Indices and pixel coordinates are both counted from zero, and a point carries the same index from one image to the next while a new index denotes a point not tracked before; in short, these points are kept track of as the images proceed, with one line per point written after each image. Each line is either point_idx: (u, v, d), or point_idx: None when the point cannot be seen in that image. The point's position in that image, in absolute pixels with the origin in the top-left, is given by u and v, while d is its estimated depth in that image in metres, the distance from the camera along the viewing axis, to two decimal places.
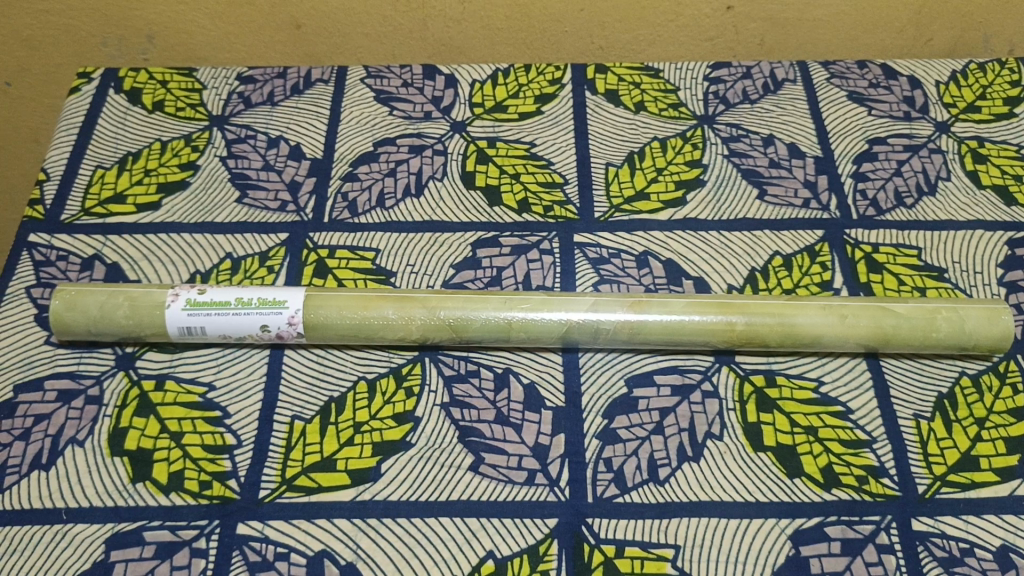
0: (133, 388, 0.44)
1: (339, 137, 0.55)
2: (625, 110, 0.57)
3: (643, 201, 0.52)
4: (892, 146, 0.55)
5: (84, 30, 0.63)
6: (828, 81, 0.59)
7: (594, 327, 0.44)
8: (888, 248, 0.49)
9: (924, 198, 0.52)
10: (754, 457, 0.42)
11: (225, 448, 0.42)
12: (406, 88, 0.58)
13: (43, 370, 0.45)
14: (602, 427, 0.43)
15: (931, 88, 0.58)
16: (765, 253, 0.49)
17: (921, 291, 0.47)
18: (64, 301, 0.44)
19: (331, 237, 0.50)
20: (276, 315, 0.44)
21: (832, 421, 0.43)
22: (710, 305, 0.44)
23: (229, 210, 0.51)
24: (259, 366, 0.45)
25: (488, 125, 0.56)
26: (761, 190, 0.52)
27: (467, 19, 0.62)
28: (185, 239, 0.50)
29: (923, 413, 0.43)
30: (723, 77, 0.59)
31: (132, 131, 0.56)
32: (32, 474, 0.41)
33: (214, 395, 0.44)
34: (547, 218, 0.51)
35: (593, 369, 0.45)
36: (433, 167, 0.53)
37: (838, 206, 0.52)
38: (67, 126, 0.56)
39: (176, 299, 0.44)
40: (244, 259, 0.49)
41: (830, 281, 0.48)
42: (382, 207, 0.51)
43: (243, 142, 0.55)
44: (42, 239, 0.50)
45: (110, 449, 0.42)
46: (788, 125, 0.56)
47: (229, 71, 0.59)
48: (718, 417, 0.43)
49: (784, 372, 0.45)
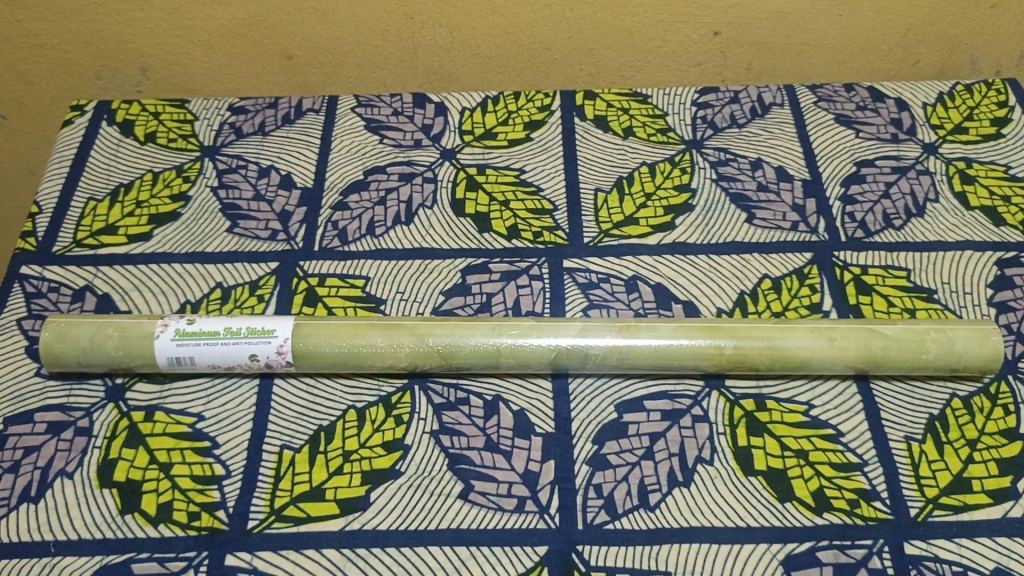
0: (123, 419, 0.44)
1: (330, 166, 0.55)
2: (614, 136, 0.57)
3: (631, 226, 0.52)
4: (880, 168, 0.55)
5: (79, 64, 0.64)
6: (815, 104, 0.59)
7: (583, 352, 0.44)
8: (877, 270, 0.49)
9: (913, 220, 0.52)
10: (744, 481, 0.42)
11: (214, 478, 0.42)
12: (396, 117, 0.59)
13: (34, 403, 0.45)
14: (592, 453, 0.43)
15: (918, 110, 0.59)
16: (754, 276, 0.49)
17: (910, 313, 0.47)
18: (54, 333, 0.44)
19: (322, 265, 0.50)
20: (265, 344, 0.44)
21: (823, 444, 0.43)
22: (698, 329, 0.44)
23: (220, 240, 0.51)
24: (248, 396, 0.45)
25: (478, 152, 0.56)
26: (749, 214, 0.52)
27: (458, 48, 0.63)
28: (177, 269, 0.50)
29: (914, 436, 0.43)
30: (711, 102, 0.59)
31: (125, 163, 0.56)
32: (21, 506, 0.41)
33: (204, 425, 0.44)
34: (537, 244, 0.51)
35: (583, 395, 0.45)
36: (423, 195, 0.54)
37: (826, 228, 0.52)
38: (60, 158, 0.56)
39: (166, 330, 0.44)
40: (234, 289, 0.49)
41: (819, 304, 0.48)
42: (372, 235, 0.51)
43: (234, 172, 0.55)
44: (34, 271, 0.50)
45: (99, 480, 0.42)
46: (777, 149, 0.56)
47: (221, 102, 0.60)
48: (708, 441, 0.43)
49: (774, 396, 0.45)
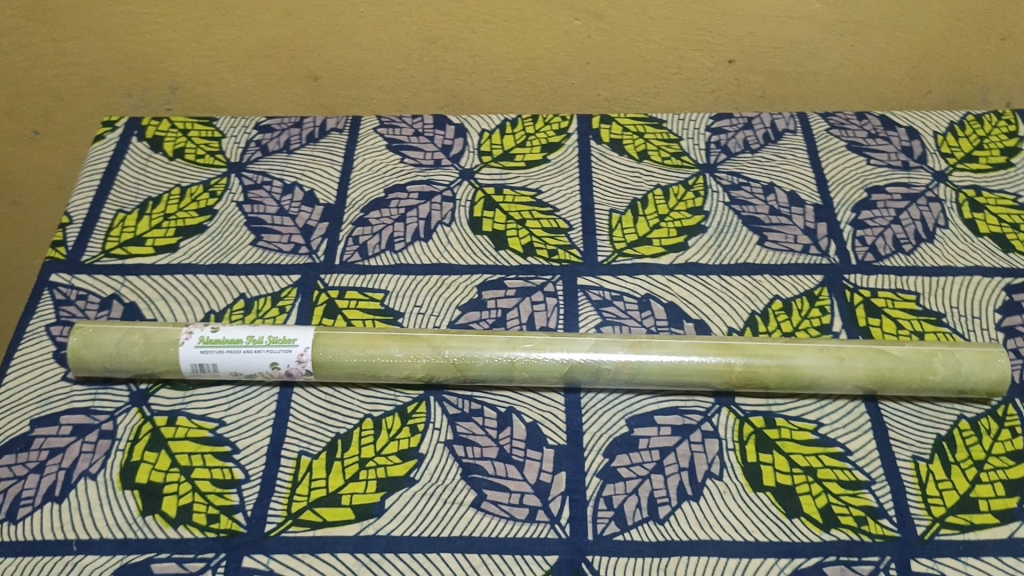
0: (146, 423, 0.45)
1: (352, 183, 0.57)
2: (629, 159, 0.58)
3: (645, 246, 0.53)
4: (891, 195, 0.56)
5: (111, 81, 0.66)
6: (827, 131, 0.60)
7: (596, 367, 0.45)
8: (886, 293, 0.50)
9: (922, 245, 0.53)
10: (753, 496, 0.42)
11: (233, 482, 0.43)
12: (417, 137, 0.60)
13: (60, 406, 0.46)
14: (603, 465, 0.44)
15: (929, 138, 0.60)
16: (765, 296, 0.50)
17: (919, 335, 0.48)
18: (81, 339, 0.45)
19: (342, 278, 0.51)
20: (285, 352, 0.45)
21: (831, 462, 0.43)
22: (709, 347, 0.45)
23: (244, 253, 0.53)
24: (268, 403, 0.46)
25: (496, 172, 0.57)
26: (761, 237, 0.53)
27: (478, 72, 0.64)
28: (201, 280, 0.51)
29: (922, 455, 0.44)
30: (725, 127, 0.61)
31: (154, 177, 0.58)
32: (46, 505, 0.42)
33: (224, 431, 0.45)
34: (552, 261, 0.52)
35: (594, 409, 0.46)
36: (442, 213, 0.55)
37: (837, 251, 0.53)
38: (91, 172, 0.58)
39: (190, 337, 0.45)
40: (257, 299, 0.50)
41: (829, 325, 0.49)
42: (392, 250, 0.53)
43: (260, 187, 0.57)
44: (63, 279, 0.51)
45: (121, 482, 0.43)
46: (789, 174, 0.57)
47: (248, 121, 0.61)
48: (718, 457, 0.44)
49: (784, 414, 0.45)
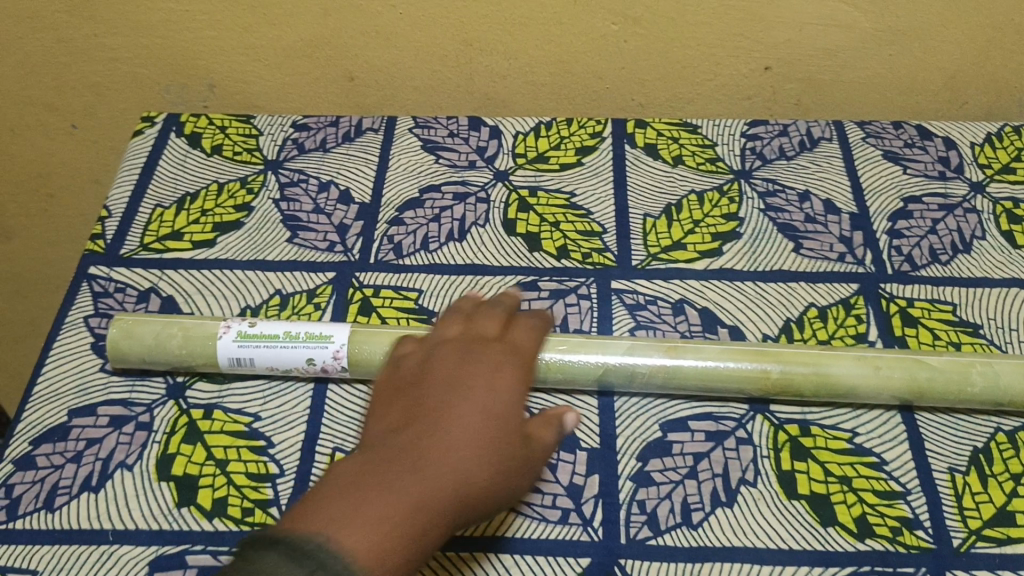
0: (182, 416, 0.45)
1: (387, 183, 0.57)
2: (664, 163, 0.58)
3: (680, 251, 0.53)
4: (927, 205, 0.55)
5: (150, 78, 0.67)
6: (863, 140, 0.60)
7: (630, 370, 0.45)
8: (922, 303, 0.50)
9: (959, 256, 0.52)
10: (787, 504, 0.42)
11: (267, 476, 0.43)
12: (452, 138, 0.60)
13: (98, 397, 0.46)
14: (636, 469, 0.43)
15: (966, 149, 0.59)
16: (801, 304, 0.50)
17: (955, 345, 0.48)
18: (121, 331, 0.46)
19: (377, 276, 0.51)
20: (322, 349, 0.45)
21: (867, 471, 0.43)
22: (745, 353, 0.45)
23: (280, 249, 0.53)
24: (303, 399, 0.46)
25: (530, 175, 0.58)
26: (797, 244, 0.53)
27: (513, 74, 0.65)
28: (238, 276, 0.52)
29: (958, 467, 0.43)
30: (761, 134, 0.61)
31: (191, 172, 0.58)
32: (83, 495, 0.43)
33: (259, 425, 0.45)
34: (586, 264, 0.52)
35: (628, 413, 0.46)
36: (476, 214, 0.55)
37: (873, 260, 0.52)
38: (130, 167, 0.58)
39: (228, 331, 0.46)
40: (292, 296, 0.50)
41: (864, 334, 0.49)
42: (427, 250, 0.53)
43: (296, 185, 0.57)
44: (102, 272, 0.52)
45: (158, 474, 0.43)
46: (824, 182, 0.57)
47: (285, 119, 0.62)
48: (752, 463, 0.44)
49: (818, 422, 0.45)
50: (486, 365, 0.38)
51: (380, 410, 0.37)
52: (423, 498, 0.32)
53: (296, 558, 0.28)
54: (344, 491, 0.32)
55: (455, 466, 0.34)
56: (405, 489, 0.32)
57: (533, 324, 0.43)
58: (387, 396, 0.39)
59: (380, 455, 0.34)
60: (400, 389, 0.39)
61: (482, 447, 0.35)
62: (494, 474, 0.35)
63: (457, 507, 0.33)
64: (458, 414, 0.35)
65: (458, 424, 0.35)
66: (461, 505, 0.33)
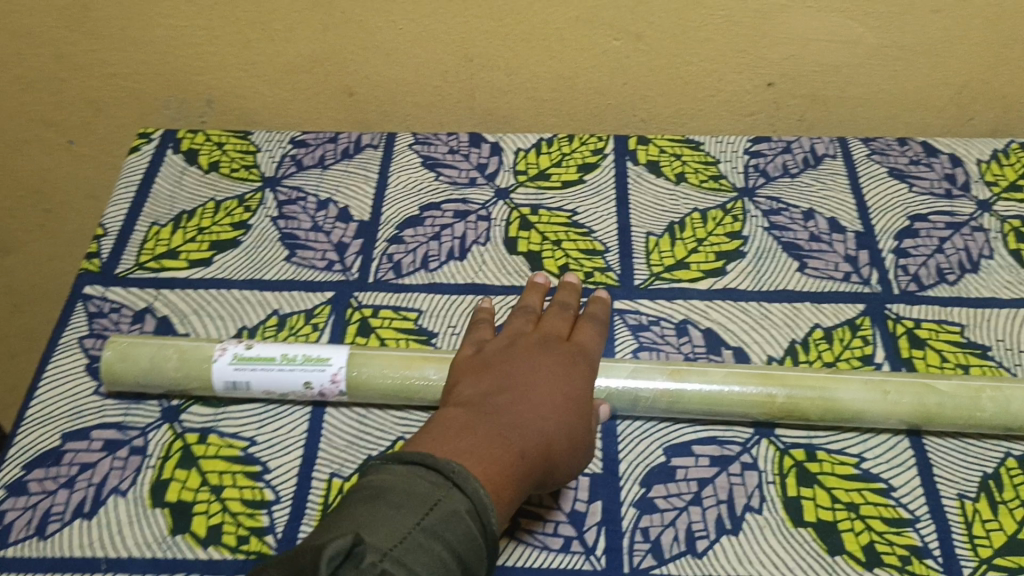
0: (177, 440, 0.45)
1: (386, 201, 0.56)
2: (666, 181, 0.58)
3: (683, 270, 0.52)
4: (934, 224, 0.55)
5: (147, 93, 0.66)
6: (868, 157, 0.59)
7: (633, 395, 0.44)
8: (930, 324, 0.49)
9: (967, 276, 0.52)
10: (794, 532, 0.41)
11: (264, 503, 0.42)
12: (453, 155, 0.60)
13: (91, 421, 0.45)
14: (639, 495, 0.43)
15: (972, 166, 0.59)
16: (806, 325, 0.49)
17: (963, 368, 0.47)
18: (116, 352, 0.45)
19: (376, 296, 0.51)
20: (319, 372, 0.44)
21: (874, 498, 0.42)
22: (750, 376, 0.44)
23: (278, 268, 0.52)
24: (300, 423, 0.45)
25: (532, 192, 0.57)
26: (801, 263, 0.53)
27: (514, 90, 0.64)
28: (234, 295, 0.51)
29: (968, 494, 0.43)
30: (764, 151, 0.60)
31: (188, 190, 0.57)
32: (75, 522, 0.42)
33: (255, 450, 0.44)
34: (588, 284, 0.51)
35: (631, 437, 0.45)
36: (477, 232, 0.54)
37: (879, 280, 0.52)
38: (126, 184, 0.58)
39: (224, 354, 0.45)
40: (290, 316, 0.50)
41: (871, 356, 0.48)
42: (427, 269, 0.52)
43: (294, 203, 0.56)
44: (97, 291, 0.51)
45: (152, 500, 0.43)
46: (829, 200, 0.56)
47: (283, 135, 0.61)
48: (758, 490, 0.43)
49: (825, 446, 0.44)
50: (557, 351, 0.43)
51: (465, 380, 0.42)
52: (520, 446, 0.37)
53: (416, 473, 0.34)
54: (452, 438, 0.37)
55: (543, 421, 0.39)
56: (510, 439, 0.37)
57: (597, 325, 0.46)
58: (467, 368, 0.43)
59: (479, 412, 0.39)
60: (481, 363, 0.43)
61: (563, 410, 0.40)
62: (575, 431, 0.40)
63: (545, 457, 0.38)
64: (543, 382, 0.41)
65: (544, 389, 0.40)
66: (547, 457, 0.38)
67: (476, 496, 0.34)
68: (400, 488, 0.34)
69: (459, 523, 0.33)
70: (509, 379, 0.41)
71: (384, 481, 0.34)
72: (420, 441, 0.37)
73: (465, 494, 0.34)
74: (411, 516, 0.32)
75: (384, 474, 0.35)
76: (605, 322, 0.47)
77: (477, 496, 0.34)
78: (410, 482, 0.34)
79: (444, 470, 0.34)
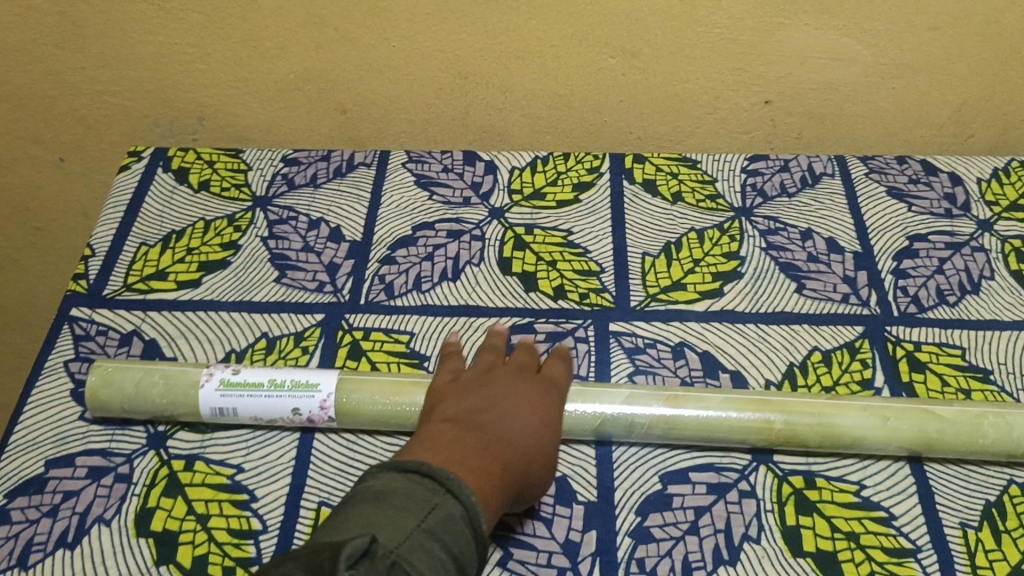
0: (163, 467, 0.44)
1: (378, 220, 0.56)
2: (662, 201, 0.57)
3: (679, 292, 0.51)
4: (933, 244, 0.54)
5: (139, 111, 0.66)
6: (867, 176, 0.58)
7: (628, 421, 0.44)
8: (930, 347, 0.48)
9: (967, 297, 0.51)
10: (793, 562, 0.40)
11: (250, 533, 0.41)
12: (446, 173, 0.59)
13: (76, 447, 0.45)
14: (635, 524, 0.42)
15: (972, 185, 0.58)
16: (804, 348, 0.48)
17: (965, 393, 0.46)
18: (101, 378, 0.45)
19: (367, 318, 0.50)
20: (308, 398, 0.44)
21: (875, 527, 0.41)
22: (746, 402, 0.44)
23: (268, 290, 0.51)
24: (288, 449, 0.44)
25: (526, 212, 0.56)
26: (799, 284, 0.52)
27: (509, 108, 0.63)
28: (223, 318, 0.50)
29: (970, 522, 0.42)
30: (762, 169, 0.59)
31: (178, 210, 0.57)
32: (57, 552, 0.41)
33: (242, 477, 0.43)
34: (583, 305, 0.51)
35: (626, 464, 0.44)
36: (470, 252, 0.54)
37: (878, 301, 0.51)
38: (115, 204, 0.57)
39: (211, 379, 0.44)
40: (279, 339, 0.49)
41: (870, 380, 0.47)
42: (419, 290, 0.51)
43: (285, 223, 0.55)
44: (83, 314, 0.50)
45: (136, 529, 0.42)
46: (827, 220, 0.56)
47: (275, 153, 0.60)
48: (756, 519, 0.42)
49: (824, 473, 0.43)
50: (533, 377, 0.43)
51: (445, 398, 0.42)
52: (503, 459, 0.37)
53: (413, 479, 0.34)
54: (438, 448, 0.37)
55: (521, 438, 0.39)
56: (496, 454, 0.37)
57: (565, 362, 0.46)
58: (448, 387, 0.42)
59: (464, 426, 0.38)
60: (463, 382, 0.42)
61: (544, 432, 0.40)
62: (553, 452, 0.40)
63: (524, 476, 0.38)
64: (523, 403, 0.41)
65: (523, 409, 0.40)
66: (525, 474, 0.38)
67: (470, 501, 0.33)
68: (395, 493, 0.33)
69: (454, 528, 0.32)
70: (490, 398, 0.41)
71: (382, 485, 0.33)
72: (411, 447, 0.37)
73: (460, 499, 0.33)
74: (410, 519, 0.31)
75: (376, 480, 0.34)
76: (573, 360, 0.46)
77: (471, 503, 0.33)
78: (404, 487, 0.33)
79: (439, 476, 0.34)
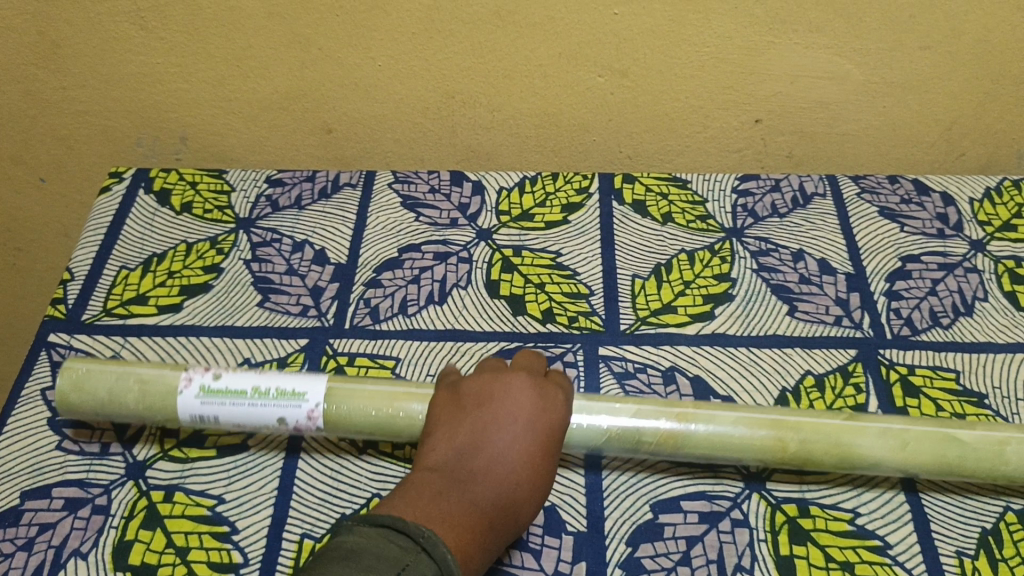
0: (141, 498, 0.43)
1: (364, 243, 0.55)
2: (652, 221, 0.56)
3: (670, 314, 0.51)
4: (926, 265, 0.53)
5: (121, 130, 0.65)
6: (858, 196, 0.58)
7: (635, 437, 0.42)
8: (924, 370, 0.48)
9: (961, 319, 0.50)
10: None
11: (231, 566, 0.40)
12: (434, 194, 0.58)
13: (52, 478, 0.43)
14: (625, 556, 0.41)
15: (964, 205, 0.57)
16: (796, 372, 0.48)
17: (960, 417, 0.45)
18: (72, 383, 0.43)
19: (352, 343, 0.49)
20: (294, 407, 0.42)
21: (870, 556, 0.41)
22: (761, 420, 0.42)
23: (251, 314, 0.50)
24: (271, 479, 0.43)
25: (514, 233, 0.55)
26: (791, 306, 0.51)
27: (497, 127, 0.63)
28: (205, 343, 0.49)
29: (967, 551, 0.41)
30: (752, 189, 0.59)
31: (159, 232, 0.56)
32: None
33: (224, 508, 0.42)
34: (572, 329, 0.50)
35: (617, 493, 0.43)
36: (458, 275, 0.53)
37: (871, 324, 0.50)
38: (96, 226, 0.56)
39: (190, 385, 0.43)
40: (262, 365, 0.48)
41: (864, 405, 0.46)
42: (405, 314, 0.51)
43: (269, 245, 0.55)
44: (62, 340, 0.49)
45: (113, 563, 0.40)
46: (819, 241, 0.55)
47: (259, 174, 0.60)
48: (748, 548, 0.41)
49: (818, 501, 0.43)
50: (529, 393, 0.41)
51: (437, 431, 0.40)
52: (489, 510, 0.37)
53: (384, 537, 0.32)
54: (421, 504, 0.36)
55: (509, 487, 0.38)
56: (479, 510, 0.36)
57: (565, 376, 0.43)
58: (441, 413, 0.41)
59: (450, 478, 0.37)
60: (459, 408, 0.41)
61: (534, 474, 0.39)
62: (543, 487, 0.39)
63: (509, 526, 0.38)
64: (512, 433, 0.39)
65: (512, 441, 0.39)
66: (513, 518, 0.38)
67: (444, 560, 0.32)
68: (366, 551, 0.31)
69: None
70: (480, 430, 0.39)
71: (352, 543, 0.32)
72: (391, 502, 0.36)
73: (434, 560, 0.32)
74: None
75: (346, 538, 0.32)
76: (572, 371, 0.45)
77: (445, 561, 0.32)
78: (376, 546, 0.32)
79: (413, 534, 0.33)
